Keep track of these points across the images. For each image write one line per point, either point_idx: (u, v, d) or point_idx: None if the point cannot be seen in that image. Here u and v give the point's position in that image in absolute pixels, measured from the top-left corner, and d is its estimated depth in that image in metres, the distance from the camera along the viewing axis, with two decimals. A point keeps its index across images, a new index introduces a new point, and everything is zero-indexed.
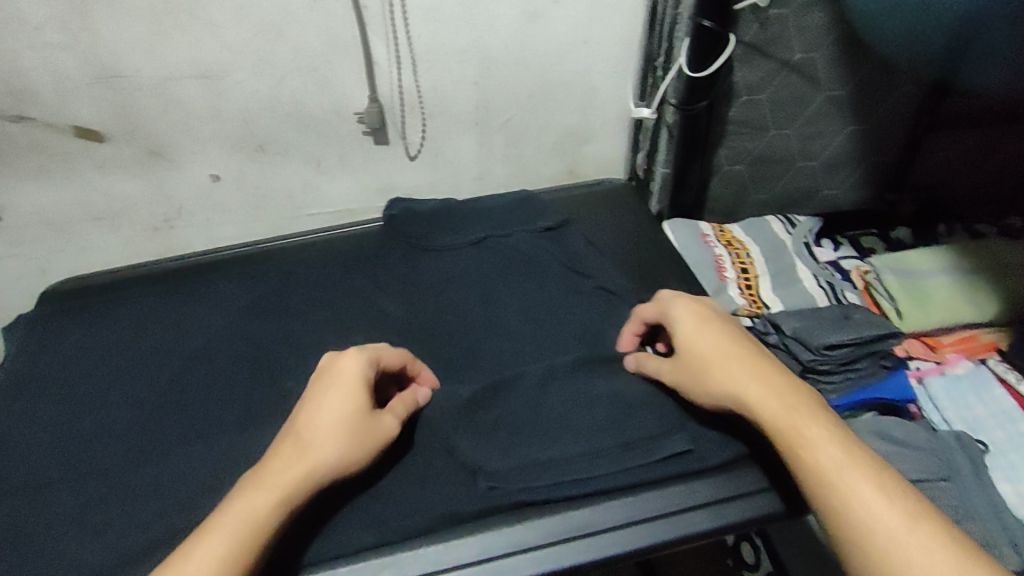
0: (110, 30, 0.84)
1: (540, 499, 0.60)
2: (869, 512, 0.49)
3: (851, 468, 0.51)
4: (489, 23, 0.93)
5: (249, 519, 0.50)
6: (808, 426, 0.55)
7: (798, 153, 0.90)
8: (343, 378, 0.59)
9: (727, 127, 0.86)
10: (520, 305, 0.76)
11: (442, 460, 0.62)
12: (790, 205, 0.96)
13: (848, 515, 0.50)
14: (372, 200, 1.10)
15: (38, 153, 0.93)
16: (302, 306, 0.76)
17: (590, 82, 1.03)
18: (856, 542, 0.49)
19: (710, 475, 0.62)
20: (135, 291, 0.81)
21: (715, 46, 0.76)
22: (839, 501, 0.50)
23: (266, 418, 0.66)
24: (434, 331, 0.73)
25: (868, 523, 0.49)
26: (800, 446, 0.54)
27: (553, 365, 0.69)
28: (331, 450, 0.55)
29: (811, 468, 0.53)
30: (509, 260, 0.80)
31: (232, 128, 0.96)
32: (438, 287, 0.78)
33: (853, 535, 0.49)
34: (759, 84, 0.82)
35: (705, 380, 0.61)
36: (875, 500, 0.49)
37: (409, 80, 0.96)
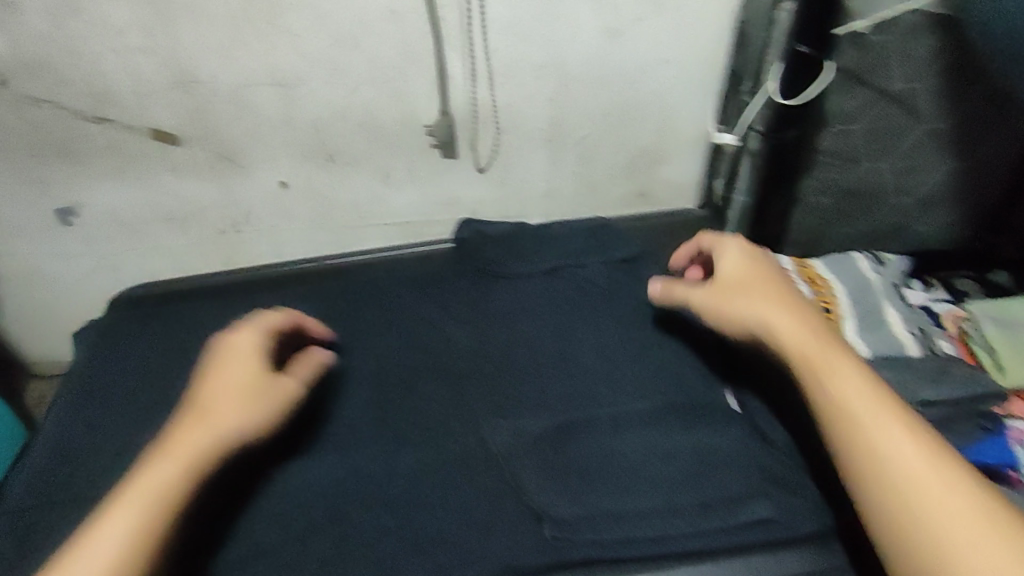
0: (193, 36, 0.85)
1: (609, 557, 0.57)
2: (895, 464, 0.47)
3: (884, 418, 0.50)
4: (565, 37, 0.90)
5: (159, 493, 0.48)
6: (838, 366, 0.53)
7: (890, 188, 0.85)
8: (237, 352, 0.59)
9: (816, 157, 0.83)
10: (590, 341, 0.73)
11: (510, 504, 0.60)
12: (877, 242, 0.90)
13: (871, 464, 0.48)
14: (438, 214, 1.09)
15: (117, 154, 0.96)
16: (371, 329, 0.76)
17: (668, 104, 0.99)
18: (876, 490, 0.48)
19: (799, 546, 0.59)
20: (218, 300, 0.84)
21: (808, 73, 0.72)
22: (864, 446, 0.49)
23: (329, 446, 0.65)
24: (502, 364, 0.72)
25: (894, 474, 0.47)
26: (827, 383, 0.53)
27: (626, 415, 0.67)
28: (235, 415, 0.54)
29: (838, 408, 0.51)
30: (581, 293, 0.78)
31: (302, 135, 0.97)
32: (508, 319, 0.76)
33: (871, 482, 0.48)
34: (854, 113, 0.78)
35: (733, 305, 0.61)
36: (906, 455, 0.48)
37: (481, 94, 0.95)
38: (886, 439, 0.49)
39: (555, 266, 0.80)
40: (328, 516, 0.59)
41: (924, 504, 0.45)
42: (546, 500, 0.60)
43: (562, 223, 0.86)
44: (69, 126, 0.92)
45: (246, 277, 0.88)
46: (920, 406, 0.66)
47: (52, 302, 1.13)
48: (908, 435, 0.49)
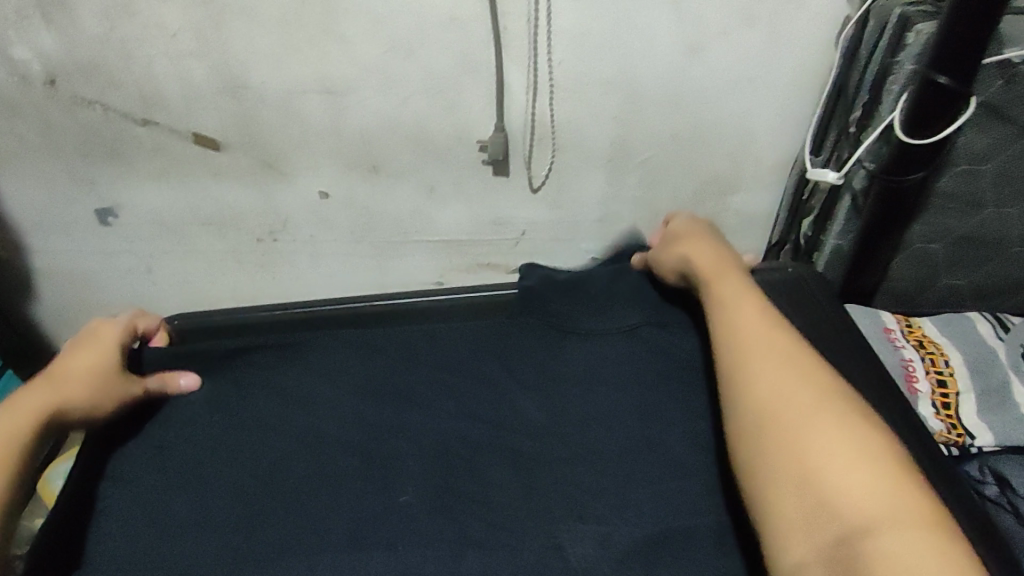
0: (241, 38, 0.79)
1: None
2: (752, 355, 0.56)
3: (754, 321, 0.59)
4: (644, 51, 0.81)
5: (5, 438, 0.55)
6: (729, 287, 0.63)
7: (1014, 237, 0.74)
8: (99, 337, 0.67)
9: (932, 200, 0.72)
10: (666, 427, 0.66)
11: None
12: (987, 295, 0.81)
13: (733, 357, 0.57)
14: (483, 232, 1.01)
15: (159, 157, 0.90)
16: (425, 393, 0.70)
17: (750, 129, 0.90)
18: (731, 374, 0.56)
19: None
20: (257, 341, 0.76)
21: (951, 105, 0.60)
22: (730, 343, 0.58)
23: (371, 541, 0.59)
24: (563, 443, 0.65)
25: (745, 362, 0.56)
26: (720, 303, 0.62)
27: (718, 523, 0.59)
28: (73, 389, 0.62)
29: (720, 315, 0.61)
30: (660, 363, 0.70)
31: (349, 147, 0.90)
32: (579, 388, 0.70)
33: (727, 367, 0.57)
34: (985, 152, 0.68)
35: (670, 253, 0.71)
36: (762, 347, 0.56)
37: (544, 109, 0.86)
38: (751, 341, 0.57)
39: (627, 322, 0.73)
40: None
41: (766, 381, 0.54)
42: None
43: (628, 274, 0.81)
44: (114, 127, 0.87)
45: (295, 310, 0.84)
46: None
47: (87, 303, 1.08)
48: (768, 333, 0.57)
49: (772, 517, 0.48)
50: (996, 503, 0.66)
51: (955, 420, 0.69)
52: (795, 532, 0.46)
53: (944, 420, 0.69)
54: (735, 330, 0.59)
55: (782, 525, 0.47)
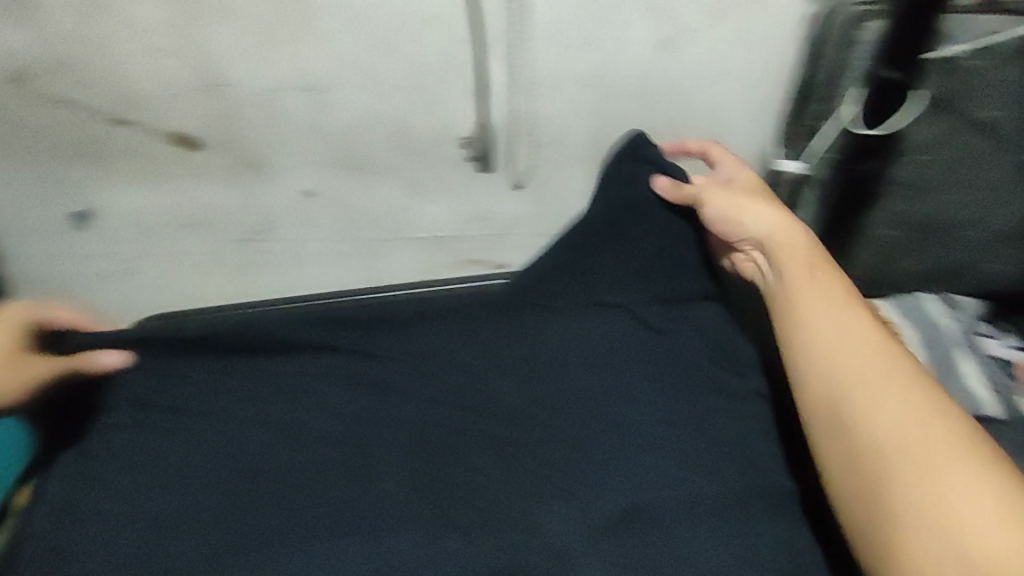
0: (219, 36, 0.80)
1: None
2: (852, 360, 0.59)
3: (842, 320, 0.62)
4: (614, 47, 0.84)
5: None
6: (820, 277, 0.64)
7: (963, 223, 0.78)
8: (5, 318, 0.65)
9: (887, 187, 0.76)
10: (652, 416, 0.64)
11: None
12: (939, 281, 0.84)
13: (834, 364, 0.60)
14: (467, 229, 1.02)
15: (137, 157, 0.91)
16: (415, 385, 0.67)
17: (722, 122, 0.91)
18: (829, 375, 0.60)
19: None
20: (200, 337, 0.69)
21: (893, 99, 0.65)
22: (830, 346, 0.61)
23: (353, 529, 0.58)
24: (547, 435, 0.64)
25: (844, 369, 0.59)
26: (812, 303, 0.63)
27: (699, 505, 0.60)
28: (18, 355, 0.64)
29: (811, 314, 0.62)
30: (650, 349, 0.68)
31: (331, 145, 0.91)
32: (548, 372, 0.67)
33: (822, 369, 0.60)
34: (934, 143, 0.72)
35: (746, 210, 0.67)
36: (862, 353, 0.59)
37: (523, 105, 0.88)
38: (848, 348, 0.60)
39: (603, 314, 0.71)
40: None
41: (872, 386, 0.58)
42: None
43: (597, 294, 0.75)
44: (90, 128, 0.87)
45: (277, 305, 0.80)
46: None
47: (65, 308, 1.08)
48: (862, 338, 0.60)
49: (902, 534, 0.52)
50: None
51: None
52: (921, 548, 0.51)
53: None
54: (830, 334, 0.61)
55: (909, 549, 0.52)
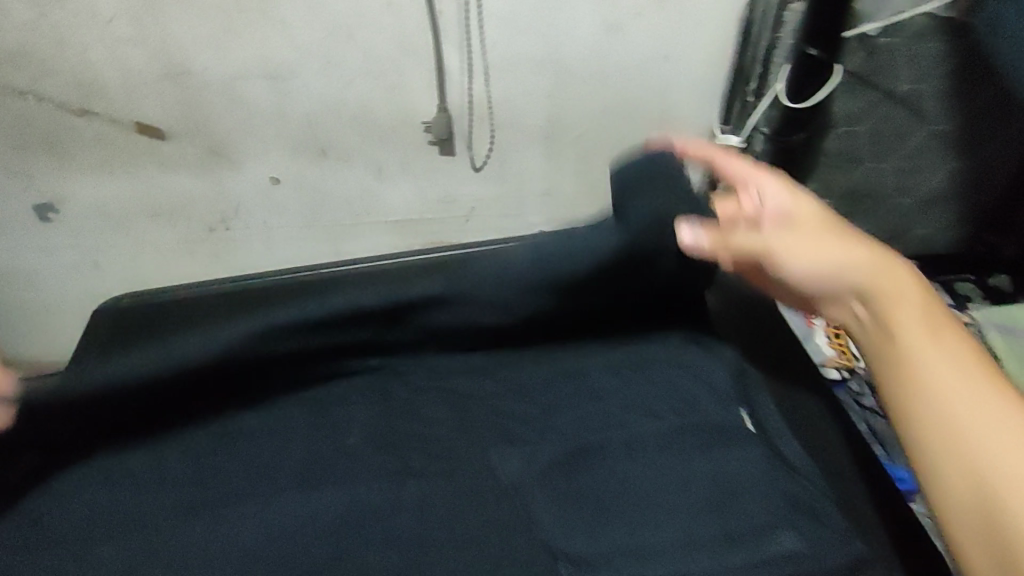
0: (181, 25, 0.82)
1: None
2: (973, 408, 0.42)
3: (956, 365, 0.43)
4: (567, 31, 0.87)
5: None
6: (923, 324, 0.46)
7: (892, 190, 0.85)
8: None
9: (820, 158, 0.82)
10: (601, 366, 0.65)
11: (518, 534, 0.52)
12: (875, 245, 0.90)
13: (946, 411, 0.43)
14: (434, 211, 1.06)
15: (100, 147, 0.92)
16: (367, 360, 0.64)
17: (670, 102, 0.96)
18: (945, 433, 0.42)
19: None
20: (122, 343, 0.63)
21: (815, 77, 0.72)
22: (935, 388, 0.43)
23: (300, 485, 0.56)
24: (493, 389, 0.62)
25: (961, 415, 0.42)
26: (908, 333, 0.46)
27: None
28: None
29: (909, 348, 0.45)
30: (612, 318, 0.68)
31: (297, 131, 0.94)
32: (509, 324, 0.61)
33: (937, 421, 0.43)
34: (858, 115, 0.78)
35: (791, 247, 0.51)
36: (988, 427, 0.41)
37: (480, 88, 0.91)
38: (967, 390, 0.43)
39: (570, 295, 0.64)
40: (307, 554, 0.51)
41: (996, 446, 0.41)
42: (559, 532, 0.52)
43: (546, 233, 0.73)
44: (52, 119, 0.88)
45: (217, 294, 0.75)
46: None
47: (34, 302, 1.09)
48: (980, 374, 0.43)
49: None
50: None
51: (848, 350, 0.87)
52: None
53: None
54: (940, 374, 0.44)
55: None
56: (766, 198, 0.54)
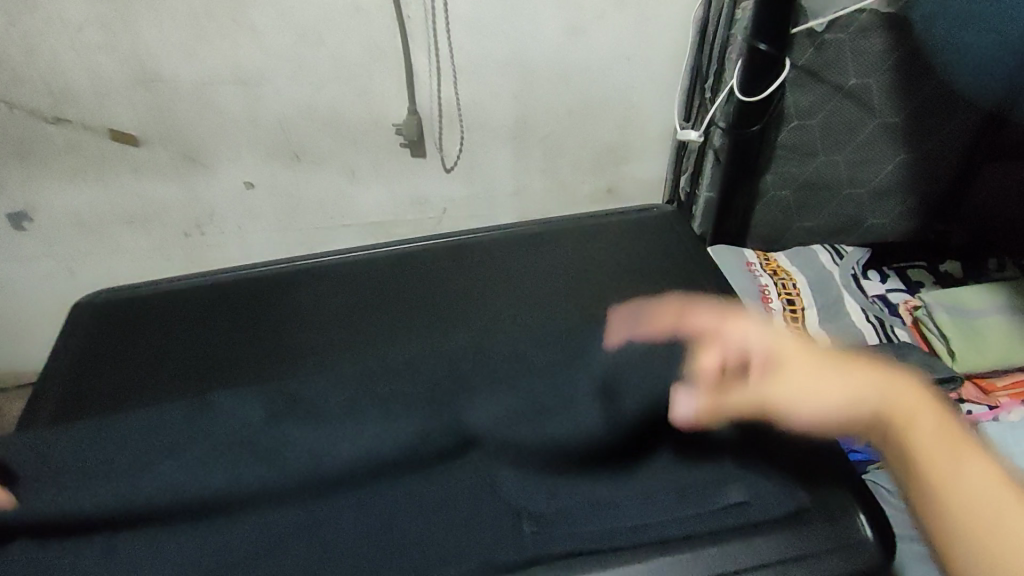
0: (152, 32, 0.84)
1: (585, 549, 0.50)
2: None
3: (976, 478, 0.38)
4: (532, 34, 0.90)
5: None
6: (939, 438, 0.40)
7: (847, 181, 0.89)
8: None
9: (776, 151, 0.87)
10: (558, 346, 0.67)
11: (485, 498, 0.53)
12: (835, 235, 0.95)
13: (984, 538, 0.36)
14: (405, 213, 1.07)
15: (73, 154, 0.93)
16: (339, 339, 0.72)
17: (634, 101, 0.99)
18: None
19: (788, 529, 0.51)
20: (156, 373, 0.69)
21: (767, 71, 0.76)
22: (974, 513, 0.37)
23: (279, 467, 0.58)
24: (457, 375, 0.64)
25: (1023, 554, 0.35)
26: (940, 458, 0.39)
27: None
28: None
29: (947, 475, 0.39)
30: (571, 301, 0.75)
31: (269, 136, 0.95)
32: (495, 314, 0.74)
33: (961, 536, 0.37)
34: (810, 109, 0.83)
35: (804, 389, 0.46)
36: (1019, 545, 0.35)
37: (449, 91, 0.94)
38: (1016, 527, 0.36)
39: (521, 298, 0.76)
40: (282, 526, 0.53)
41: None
42: (520, 495, 0.53)
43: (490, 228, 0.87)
44: (24, 125, 0.89)
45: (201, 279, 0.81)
46: None
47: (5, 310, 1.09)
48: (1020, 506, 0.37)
49: None
50: None
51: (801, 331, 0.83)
52: None
53: (793, 328, 0.82)
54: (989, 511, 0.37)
55: None
56: (749, 344, 0.52)
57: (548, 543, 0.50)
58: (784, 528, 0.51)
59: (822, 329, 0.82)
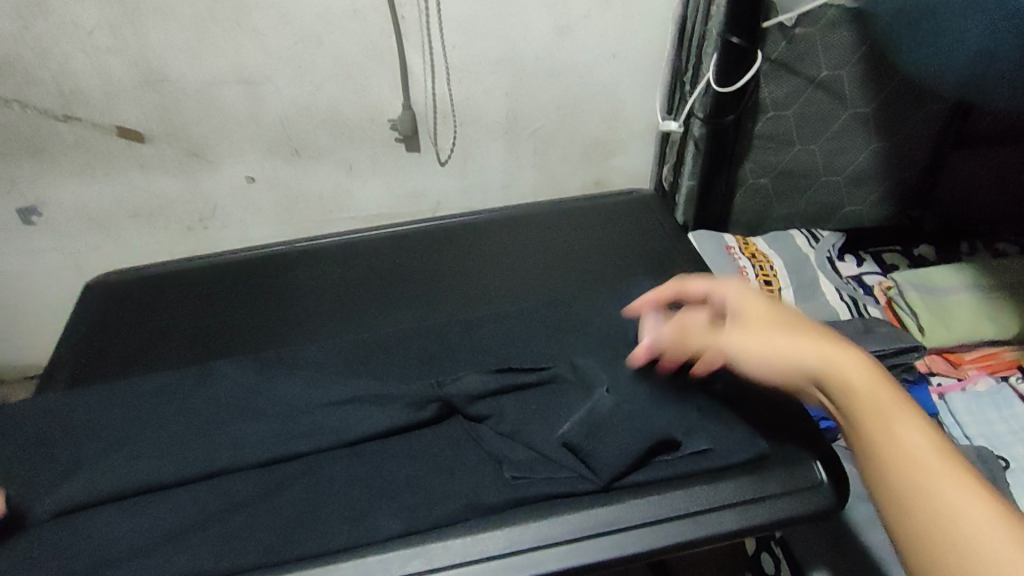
0: (159, 35, 0.88)
1: (563, 492, 0.60)
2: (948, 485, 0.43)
3: (896, 417, 0.47)
4: (522, 34, 0.94)
5: None
6: (872, 390, 0.49)
7: (823, 168, 0.94)
8: None
9: (753, 141, 0.91)
10: (545, 329, 0.76)
11: (470, 449, 0.64)
12: (813, 221, 1.00)
13: (905, 467, 0.45)
14: (402, 206, 1.11)
15: (82, 151, 0.97)
16: (324, 312, 0.84)
17: (618, 96, 1.03)
18: (934, 512, 0.42)
19: (735, 476, 0.62)
20: (163, 343, 0.80)
21: (741, 61, 0.81)
22: (901, 445, 0.46)
23: (297, 433, 0.65)
24: (452, 343, 0.75)
25: (927, 469, 0.44)
26: (885, 419, 0.47)
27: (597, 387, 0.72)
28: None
29: (882, 423, 0.47)
30: (540, 283, 0.86)
31: (270, 132, 0.99)
32: (472, 289, 0.86)
33: (887, 459, 0.46)
34: (785, 100, 0.87)
35: (765, 347, 0.54)
36: (928, 464, 0.44)
37: (443, 88, 0.98)
38: (943, 469, 0.44)
39: (485, 277, 0.88)
40: (300, 470, 0.63)
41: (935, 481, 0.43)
42: (503, 447, 0.63)
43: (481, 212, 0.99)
44: (35, 124, 0.93)
45: (202, 262, 0.93)
46: None
47: (16, 303, 1.13)
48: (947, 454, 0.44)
49: None
50: None
51: None
52: None
53: None
54: (922, 457, 0.44)
55: None
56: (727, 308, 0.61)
57: (531, 479, 0.61)
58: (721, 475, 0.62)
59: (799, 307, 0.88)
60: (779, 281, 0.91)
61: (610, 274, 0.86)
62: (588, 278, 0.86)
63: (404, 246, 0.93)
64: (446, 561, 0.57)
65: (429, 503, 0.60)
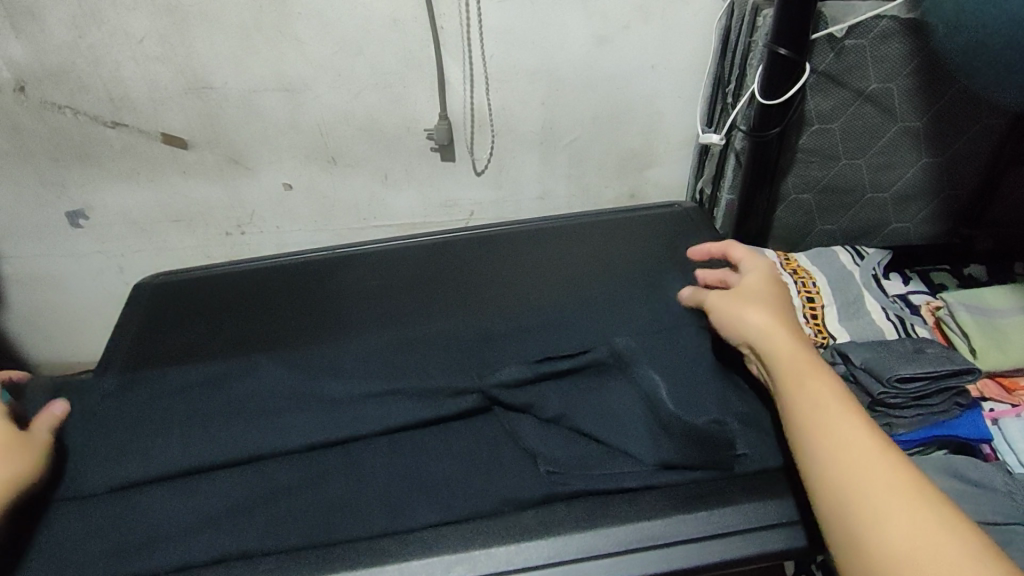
0: (204, 44, 0.89)
1: (602, 488, 0.61)
2: (831, 416, 0.52)
3: (807, 366, 0.56)
4: (561, 45, 0.93)
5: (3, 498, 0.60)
6: (800, 356, 0.57)
7: (868, 184, 0.92)
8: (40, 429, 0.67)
9: (796, 154, 0.90)
10: (585, 337, 0.76)
11: (507, 451, 0.65)
12: (858, 237, 0.99)
13: (802, 400, 0.54)
14: (435, 215, 1.11)
15: (129, 157, 0.99)
16: (359, 317, 0.84)
17: (657, 108, 1.02)
18: (819, 441, 0.51)
19: (782, 494, 0.61)
20: (206, 345, 0.82)
21: (788, 76, 0.79)
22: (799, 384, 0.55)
23: (334, 429, 0.67)
24: (488, 350, 0.76)
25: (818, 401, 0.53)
26: (797, 375, 0.55)
27: None
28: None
29: (792, 369, 0.56)
30: (575, 289, 0.85)
31: (308, 140, 1.00)
32: (506, 296, 0.86)
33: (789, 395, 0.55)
34: (831, 112, 0.86)
35: (738, 310, 0.63)
36: (818, 395, 0.53)
37: (480, 98, 0.97)
38: (835, 409, 0.52)
39: (520, 283, 0.88)
40: (338, 458, 0.65)
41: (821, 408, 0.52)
42: (539, 443, 0.64)
43: (518, 222, 0.98)
44: (83, 129, 0.96)
45: (245, 266, 0.95)
46: (896, 383, 0.73)
47: (61, 304, 1.16)
48: (851, 408, 0.52)
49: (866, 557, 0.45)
50: (846, 379, 0.79)
51: (821, 328, 0.86)
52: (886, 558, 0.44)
53: (813, 326, 0.85)
54: (817, 397, 0.53)
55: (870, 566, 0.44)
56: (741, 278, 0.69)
57: (571, 486, 0.61)
58: (769, 493, 0.61)
59: (842, 326, 0.85)
60: (823, 298, 0.89)
61: (647, 283, 0.85)
62: (624, 286, 0.85)
63: (444, 254, 0.94)
64: (489, 569, 0.57)
65: (472, 508, 0.60)
